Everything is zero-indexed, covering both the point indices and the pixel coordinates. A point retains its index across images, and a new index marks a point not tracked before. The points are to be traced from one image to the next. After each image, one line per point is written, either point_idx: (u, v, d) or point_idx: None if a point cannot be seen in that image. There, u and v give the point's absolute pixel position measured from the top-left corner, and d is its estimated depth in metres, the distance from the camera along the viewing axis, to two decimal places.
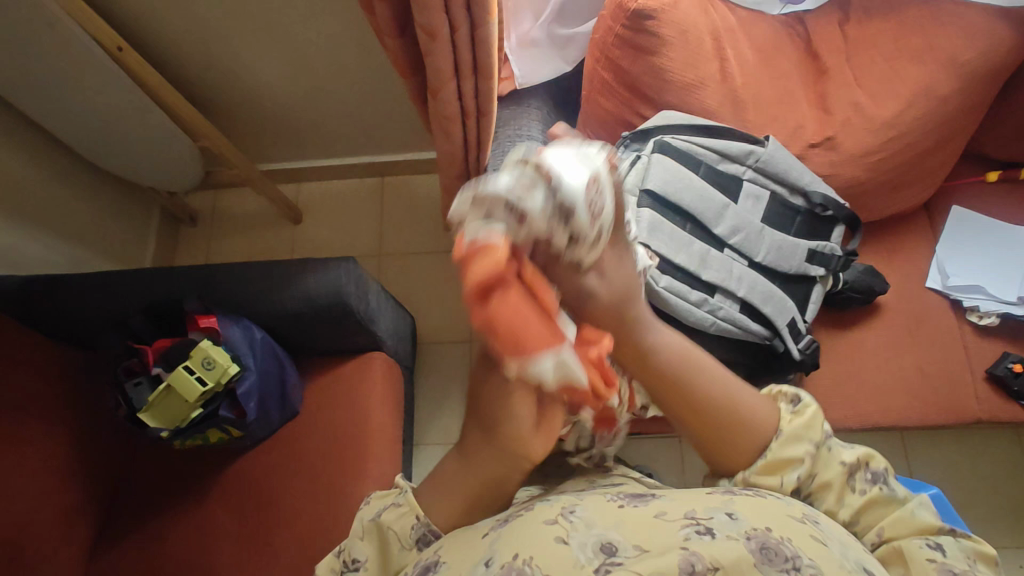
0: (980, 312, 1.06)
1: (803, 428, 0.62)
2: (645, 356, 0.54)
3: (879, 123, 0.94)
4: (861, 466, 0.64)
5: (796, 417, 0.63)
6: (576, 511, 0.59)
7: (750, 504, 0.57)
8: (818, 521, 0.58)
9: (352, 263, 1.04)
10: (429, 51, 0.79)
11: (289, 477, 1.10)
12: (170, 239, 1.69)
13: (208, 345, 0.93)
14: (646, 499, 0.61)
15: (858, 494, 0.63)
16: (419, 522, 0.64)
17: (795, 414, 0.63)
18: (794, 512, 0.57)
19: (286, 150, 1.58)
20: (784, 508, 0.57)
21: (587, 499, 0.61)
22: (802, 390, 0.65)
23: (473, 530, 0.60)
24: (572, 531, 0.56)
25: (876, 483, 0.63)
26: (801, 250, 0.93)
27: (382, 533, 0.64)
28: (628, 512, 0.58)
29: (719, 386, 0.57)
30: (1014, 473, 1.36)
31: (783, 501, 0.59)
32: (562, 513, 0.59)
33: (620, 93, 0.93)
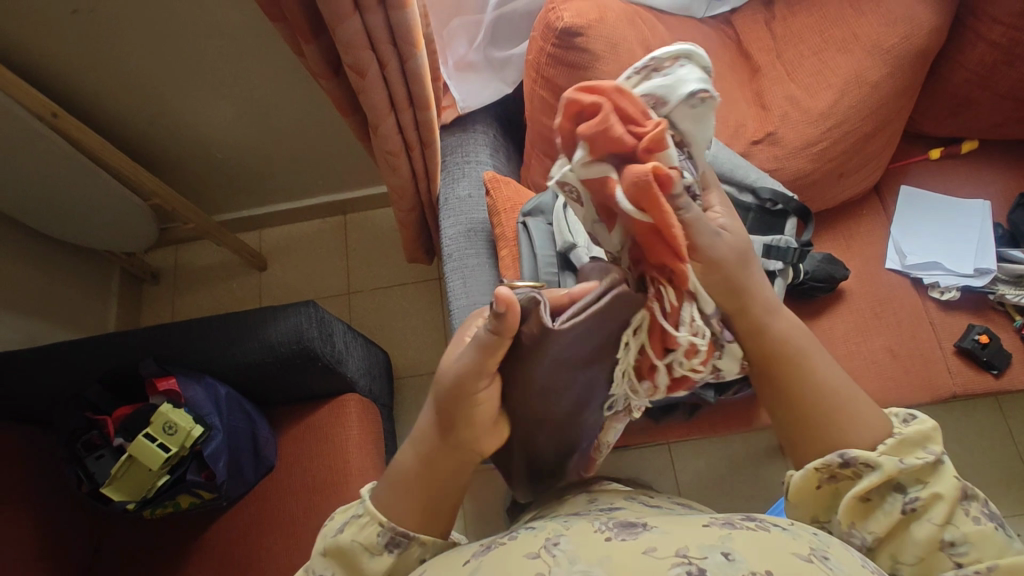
0: (941, 288, 1.07)
1: (918, 438, 0.58)
2: (757, 331, 0.62)
3: (815, 115, 0.96)
4: (976, 498, 0.56)
5: (909, 428, 0.59)
6: (560, 543, 0.52)
7: (749, 541, 0.49)
8: (828, 557, 0.49)
9: (312, 306, 1.02)
10: (361, 88, 0.79)
11: (270, 534, 1.05)
12: (132, 299, 1.66)
13: (167, 408, 0.90)
14: (636, 530, 0.52)
15: (973, 522, 0.55)
16: (384, 528, 0.58)
17: (908, 427, 0.59)
18: (799, 550, 0.48)
19: (243, 197, 1.57)
20: (788, 545, 0.49)
21: (572, 531, 0.54)
22: (917, 410, 0.61)
23: (455, 556, 0.54)
24: (554, 566, 0.49)
25: (993, 519, 0.55)
26: (757, 246, 0.93)
27: (343, 549, 0.58)
28: (613, 546, 0.50)
29: (834, 373, 0.62)
30: (999, 441, 1.37)
31: (789, 536, 0.50)
32: (545, 546, 0.52)
33: (561, 110, 0.94)
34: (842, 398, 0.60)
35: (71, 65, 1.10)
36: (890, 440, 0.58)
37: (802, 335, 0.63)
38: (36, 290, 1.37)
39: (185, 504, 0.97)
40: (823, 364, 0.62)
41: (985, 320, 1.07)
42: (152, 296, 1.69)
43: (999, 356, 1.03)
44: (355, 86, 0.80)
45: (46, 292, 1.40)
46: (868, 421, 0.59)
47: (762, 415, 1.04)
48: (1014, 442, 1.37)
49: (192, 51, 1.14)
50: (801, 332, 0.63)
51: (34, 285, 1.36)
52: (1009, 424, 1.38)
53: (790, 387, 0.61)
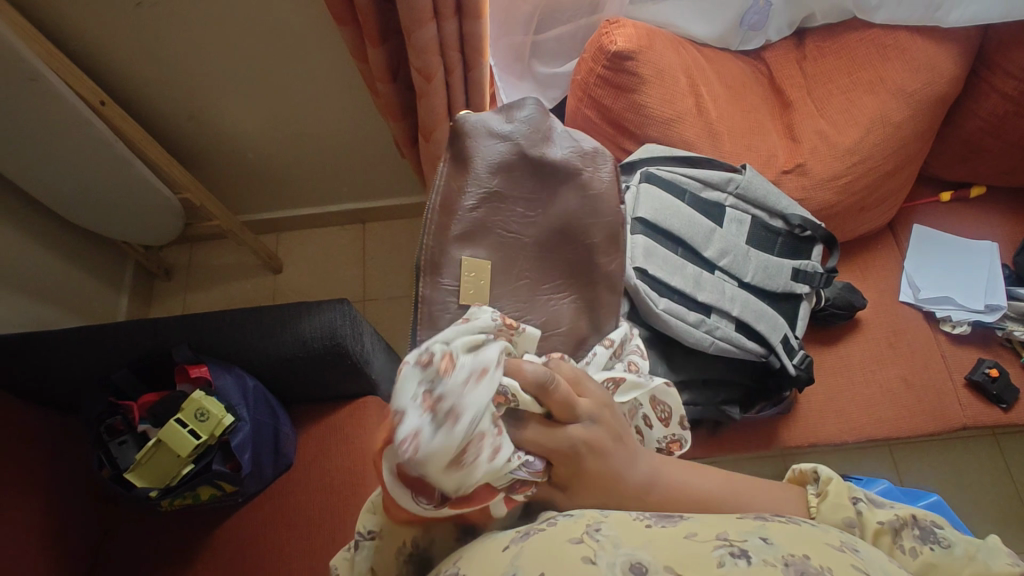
0: (952, 322, 1.11)
1: (831, 498, 0.62)
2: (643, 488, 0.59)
3: (842, 149, 1.01)
4: (908, 523, 0.58)
5: (820, 496, 0.64)
6: (603, 529, 0.49)
7: (784, 533, 0.49)
8: (859, 548, 0.49)
9: (345, 304, 1.03)
10: (425, 93, 0.82)
11: (285, 533, 1.03)
12: (143, 295, 1.65)
13: (200, 395, 0.90)
14: (674, 520, 0.52)
15: (911, 555, 0.56)
16: (453, 516, 0.60)
17: (819, 492, 0.64)
18: (830, 539, 0.49)
19: (267, 199, 1.58)
20: (818, 534, 0.49)
21: (612, 519, 0.52)
22: (819, 465, 0.67)
23: (494, 543, 0.51)
24: (599, 550, 0.47)
25: (926, 540, 0.57)
26: (786, 269, 0.97)
27: (417, 535, 0.58)
28: (655, 530, 0.50)
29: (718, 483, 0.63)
30: (997, 480, 1.40)
31: (818, 527, 0.51)
32: (587, 531, 0.49)
33: (605, 129, 0.98)
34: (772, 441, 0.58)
35: (121, 55, 1.12)
36: (822, 503, 0.61)
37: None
38: (51, 277, 1.35)
39: (205, 496, 0.95)
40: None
41: (994, 355, 1.11)
42: (162, 293, 1.68)
43: (1008, 391, 1.07)
44: (419, 89, 0.83)
45: (60, 279, 1.38)
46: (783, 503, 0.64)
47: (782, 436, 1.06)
48: (1012, 482, 1.40)
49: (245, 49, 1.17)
50: (720, 483, 0.63)
51: (50, 273, 1.35)
52: (1006, 464, 1.42)
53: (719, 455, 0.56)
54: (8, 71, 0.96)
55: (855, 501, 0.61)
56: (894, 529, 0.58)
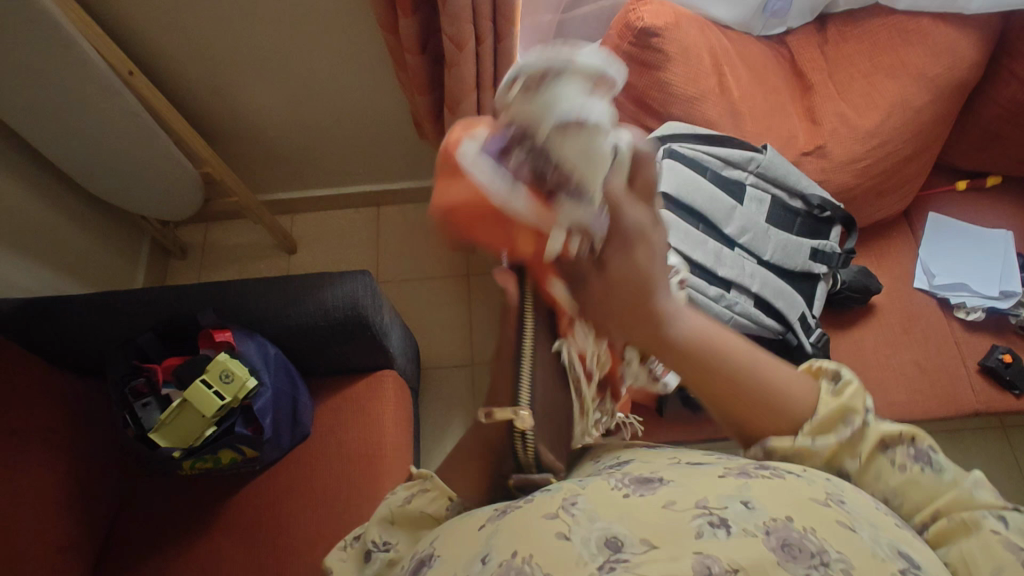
0: (966, 308, 1.12)
1: (839, 407, 0.53)
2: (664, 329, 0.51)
3: (863, 132, 1.02)
4: (901, 442, 0.52)
5: (835, 398, 0.54)
6: (579, 502, 0.47)
7: (767, 490, 0.46)
8: (845, 501, 0.47)
9: (366, 275, 1.04)
10: (455, 62, 0.83)
11: (302, 500, 1.04)
12: (158, 272, 1.66)
13: (225, 357, 0.90)
14: (652, 485, 0.49)
15: (899, 471, 0.51)
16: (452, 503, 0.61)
17: (836, 393, 0.54)
18: (815, 494, 0.46)
19: (284, 178, 1.59)
20: (803, 489, 0.47)
21: (590, 488, 0.50)
22: (841, 365, 0.56)
23: (470, 520, 0.51)
24: (574, 526, 0.45)
25: (919, 462, 0.51)
26: (805, 248, 0.98)
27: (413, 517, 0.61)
28: (633, 501, 0.47)
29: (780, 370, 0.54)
30: (1006, 471, 1.41)
31: (803, 480, 0.48)
32: (562, 505, 0.47)
33: (628, 107, 1.00)
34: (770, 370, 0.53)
35: (150, 27, 1.14)
36: (818, 414, 0.53)
37: (742, 348, 0.53)
38: (70, 249, 1.36)
39: (225, 459, 0.96)
40: (761, 353, 0.53)
41: (1007, 342, 1.12)
42: (177, 271, 1.69)
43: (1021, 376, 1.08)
44: (449, 58, 0.84)
45: (79, 252, 1.39)
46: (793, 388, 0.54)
47: None
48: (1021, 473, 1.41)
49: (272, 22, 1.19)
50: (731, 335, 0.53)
51: (70, 244, 1.36)
52: (1015, 455, 1.42)
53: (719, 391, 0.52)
54: (42, 36, 0.98)
55: (866, 413, 0.53)
56: (887, 442, 0.52)
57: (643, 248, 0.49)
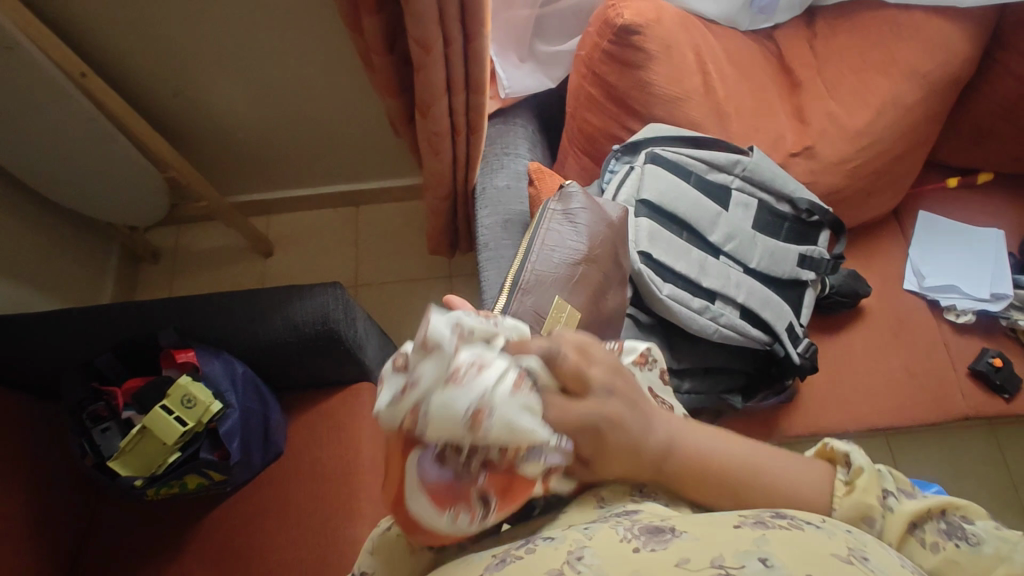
0: (957, 310, 1.10)
1: (860, 498, 0.53)
2: (653, 462, 0.52)
3: (852, 132, 0.98)
4: (934, 515, 0.52)
5: (850, 489, 0.54)
6: (585, 558, 0.45)
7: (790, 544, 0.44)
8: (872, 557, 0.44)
9: (338, 287, 0.99)
10: (423, 65, 0.78)
11: (275, 521, 1.01)
12: (129, 278, 1.60)
13: (187, 381, 0.86)
14: (664, 537, 0.46)
15: (931, 552, 0.51)
16: None
17: (849, 483, 0.54)
18: (840, 550, 0.44)
19: (256, 179, 1.53)
20: (828, 545, 0.44)
21: (596, 539, 0.47)
22: (853, 449, 0.56)
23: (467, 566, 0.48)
24: None
25: (952, 536, 0.51)
26: (792, 255, 0.95)
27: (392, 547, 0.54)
28: (643, 559, 0.44)
29: (776, 467, 0.55)
30: (992, 469, 1.41)
31: (825, 534, 0.46)
32: (567, 560, 0.45)
33: (609, 108, 0.95)
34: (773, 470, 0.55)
35: (103, 24, 1.07)
36: (839, 513, 0.52)
37: (745, 463, 0.54)
38: (31, 258, 1.30)
39: (191, 485, 0.92)
40: (759, 457, 0.55)
41: (997, 345, 1.10)
42: (150, 278, 1.63)
43: (1011, 380, 1.06)
44: (417, 61, 0.79)
45: (41, 260, 1.33)
46: (805, 492, 0.54)
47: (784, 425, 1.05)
48: (1007, 471, 1.40)
49: None
50: (733, 451, 0.55)
51: (30, 255, 1.30)
52: (1002, 453, 1.42)
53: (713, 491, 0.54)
54: None
55: (884, 497, 0.53)
56: (916, 521, 0.52)
57: (612, 423, 0.49)
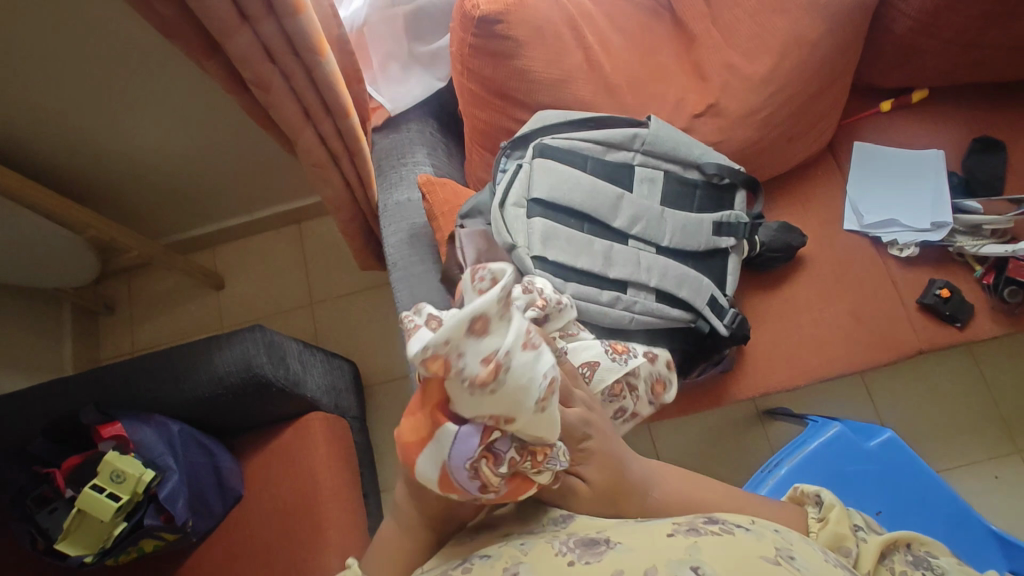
0: (899, 245, 1.05)
1: (833, 528, 0.59)
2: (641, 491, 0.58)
3: (756, 80, 0.93)
4: (899, 548, 0.59)
5: (823, 522, 0.60)
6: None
7: (720, 550, 0.42)
8: (796, 555, 0.43)
9: (259, 330, 0.98)
10: (269, 102, 0.75)
11: (243, 567, 1.01)
12: (89, 333, 1.60)
13: (114, 457, 0.88)
14: (600, 549, 0.45)
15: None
16: None
17: (822, 518, 0.61)
18: (766, 551, 0.42)
19: (190, 214, 1.51)
20: (754, 546, 0.42)
21: (532, 553, 0.46)
22: (823, 488, 0.63)
23: None
24: None
25: (919, 566, 0.57)
26: (706, 224, 0.90)
27: None
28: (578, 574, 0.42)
29: (756, 500, 0.62)
30: (971, 389, 1.38)
31: (754, 536, 0.44)
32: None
33: (492, 101, 0.89)
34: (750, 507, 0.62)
35: None
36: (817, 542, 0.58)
37: (725, 498, 0.63)
38: None
39: (149, 547, 0.95)
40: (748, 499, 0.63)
41: (945, 273, 1.05)
42: (109, 329, 1.63)
43: (962, 309, 1.01)
44: (263, 100, 0.76)
45: None
46: (796, 529, 0.61)
47: (732, 392, 1.02)
48: (987, 387, 1.38)
49: (112, 63, 1.10)
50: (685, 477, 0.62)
51: None
52: (981, 370, 1.39)
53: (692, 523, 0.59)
54: None
55: (857, 529, 0.60)
56: (884, 553, 0.59)
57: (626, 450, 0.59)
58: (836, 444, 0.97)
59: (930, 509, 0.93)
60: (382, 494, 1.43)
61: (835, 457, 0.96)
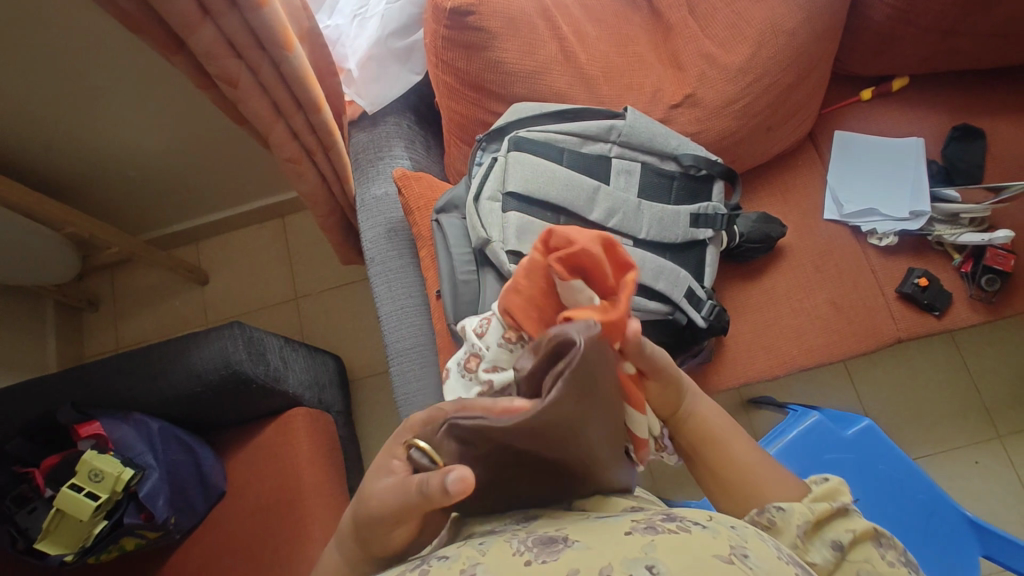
0: (878, 234, 1.05)
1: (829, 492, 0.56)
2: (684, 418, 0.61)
3: (732, 70, 0.92)
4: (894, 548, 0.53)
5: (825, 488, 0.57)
6: None
7: (676, 548, 0.39)
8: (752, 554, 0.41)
9: (237, 327, 0.97)
10: (238, 98, 0.74)
11: (227, 563, 1.01)
12: (73, 331, 1.59)
13: (92, 456, 0.87)
14: (557, 546, 0.41)
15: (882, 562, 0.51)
16: None
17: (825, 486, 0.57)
18: (721, 550, 0.40)
19: (172, 209, 1.50)
20: (710, 545, 0.40)
21: (489, 553, 0.42)
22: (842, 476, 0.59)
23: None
24: None
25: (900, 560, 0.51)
26: (684, 216, 0.90)
27: None
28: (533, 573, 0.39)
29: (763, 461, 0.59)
30: (953, 375, 1.39)
31: (710, 533, 0.41)
32: None
33: (467, 94, 0.89)
34: (770, 478, 0.58)
35: None
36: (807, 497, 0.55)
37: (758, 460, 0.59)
38: None
39: (130, 545, 0.96)
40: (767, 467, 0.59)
41: (924, 261, 1.05)
42: (93, 325, 1.62)
43: (939, 297, 1.01)
44: (232, 96, 0.75)
45: None
46: (787, 492, 0.57)
47: (713, 383, 1.03)
48: (968, 374, 1.39)
49: (85, 58, 1.09)
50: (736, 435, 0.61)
51: None
52: (963, 356, 1.40)
53: (713, 467, 0.60)
54: None
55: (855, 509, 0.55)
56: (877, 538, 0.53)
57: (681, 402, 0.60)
58: (814, 432, 0.98)
59: (907, 496, 0.94)
60: None
61: (813, 444, 0.97)
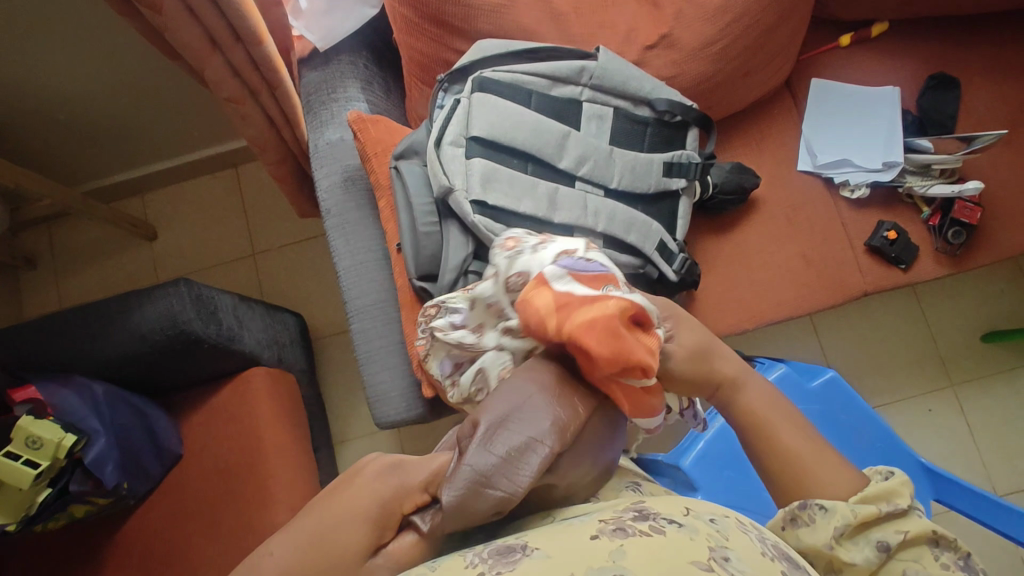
0: (851, 186, 1.03)
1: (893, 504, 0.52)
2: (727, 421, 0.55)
3: (710, 9, 0.87)
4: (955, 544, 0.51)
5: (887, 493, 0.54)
6: None
7: (647, 552, 0.36)
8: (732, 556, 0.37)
9: (183, 284, 0.90)
10: (165, 25, 0.67)
11: (185, 529, 0.98)
12: (9, 289, 1.49)
13: (27, 422, 0.82)
14: (514, 555, 0.37)
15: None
16: None
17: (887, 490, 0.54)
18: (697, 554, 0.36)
19: (112, 157, 1.39)
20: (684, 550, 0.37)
21: (440, 568, 0.38)
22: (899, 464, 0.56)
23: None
24: None
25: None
26: (657, 165, 0.86)
27: None
28: None
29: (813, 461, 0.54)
30: (913, 328, 1.42)
31: (684, 534, 0.38)
32: None
33: (427, 29, 0.82)
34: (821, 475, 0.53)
35: None
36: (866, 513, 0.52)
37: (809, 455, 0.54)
38: None
39: (79, 512, 0.93)
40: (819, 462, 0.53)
41: (893, 214, 1.04)
42: (31, 284, 1.52)
43: (907, 250, 1.01)
44: (158, 22, 0.67)
45: None
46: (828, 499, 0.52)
47: None
48: (928, 326, 1.42)
49: None
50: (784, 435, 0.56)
51: None
52: (923, 309, 1.43)
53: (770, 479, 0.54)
54: None
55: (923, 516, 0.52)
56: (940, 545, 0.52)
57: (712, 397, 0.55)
58: (780, 385, 0.99)
59: (866, 446, 0.96)
60: (337, 447, 1.41)
61: None
